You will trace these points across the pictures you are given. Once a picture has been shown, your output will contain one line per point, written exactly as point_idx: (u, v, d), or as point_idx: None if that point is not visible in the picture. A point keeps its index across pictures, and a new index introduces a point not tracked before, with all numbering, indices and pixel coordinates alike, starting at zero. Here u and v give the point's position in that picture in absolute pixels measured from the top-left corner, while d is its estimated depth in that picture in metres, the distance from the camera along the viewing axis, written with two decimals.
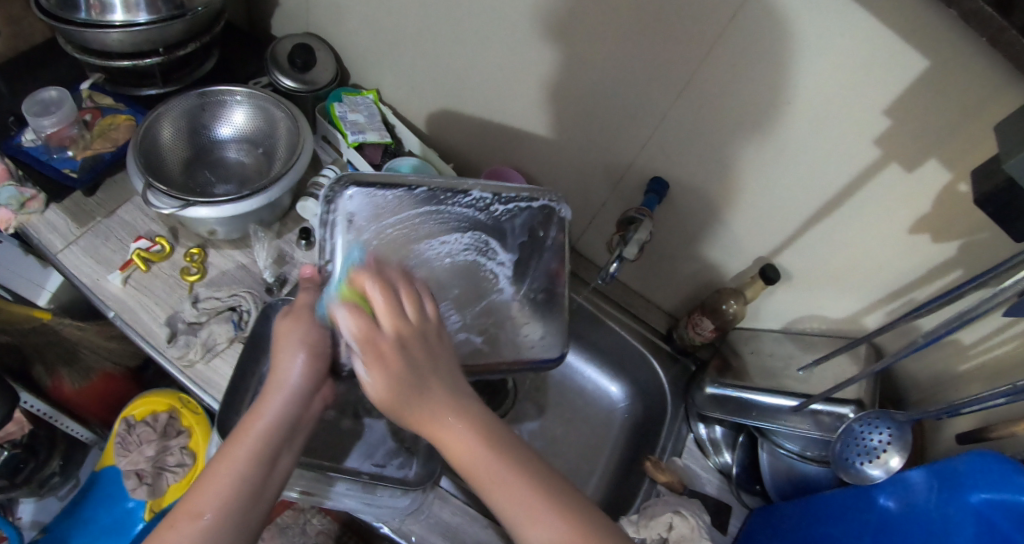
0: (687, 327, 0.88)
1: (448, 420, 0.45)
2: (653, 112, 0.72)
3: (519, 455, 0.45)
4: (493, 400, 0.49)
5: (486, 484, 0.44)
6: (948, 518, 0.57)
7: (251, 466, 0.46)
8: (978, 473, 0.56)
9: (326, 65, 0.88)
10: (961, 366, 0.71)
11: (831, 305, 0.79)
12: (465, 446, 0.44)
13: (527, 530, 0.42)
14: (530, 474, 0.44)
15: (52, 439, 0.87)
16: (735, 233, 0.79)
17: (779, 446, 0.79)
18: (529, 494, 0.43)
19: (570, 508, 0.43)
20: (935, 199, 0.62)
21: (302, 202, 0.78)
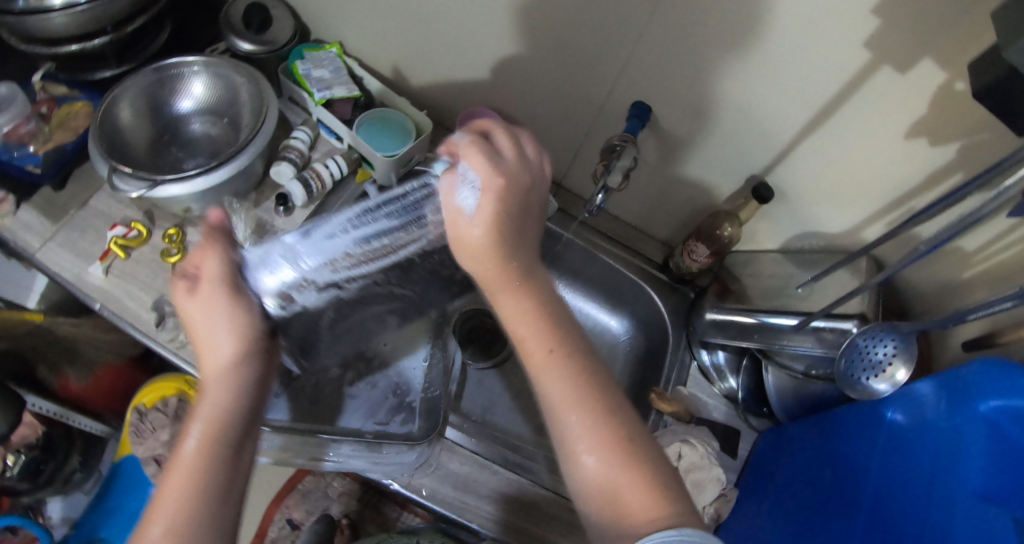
0: (682, 255, 0.86)
1: (510, 293, 0.48)
2: (627, 35, 0.68)
3: (594, 372, 0.47)
4: (536, 287, 0.49)
5: (538, 365, 0.47)
6: (959, 431, 0.56)
7: (204, 465, 0.47)
8: (989, 380, 0.55)
9: (283, 21, 0.84)
10: (966, 272, 0.68)
11: (829, 219, 0.76)
12: (530, 313, 0.47)
13: (564, 415, 0.45)
14: (568, 364, 0.46)
15: (69, 438, 0.86)
16: (725, 154, 0.76)
17: (784, 366, 0.77)
18: (575, 389, 0.45)
19: (606, 400, 0.46)
20: (932, 100, 0.58)
21: (275, 166, 0.78)
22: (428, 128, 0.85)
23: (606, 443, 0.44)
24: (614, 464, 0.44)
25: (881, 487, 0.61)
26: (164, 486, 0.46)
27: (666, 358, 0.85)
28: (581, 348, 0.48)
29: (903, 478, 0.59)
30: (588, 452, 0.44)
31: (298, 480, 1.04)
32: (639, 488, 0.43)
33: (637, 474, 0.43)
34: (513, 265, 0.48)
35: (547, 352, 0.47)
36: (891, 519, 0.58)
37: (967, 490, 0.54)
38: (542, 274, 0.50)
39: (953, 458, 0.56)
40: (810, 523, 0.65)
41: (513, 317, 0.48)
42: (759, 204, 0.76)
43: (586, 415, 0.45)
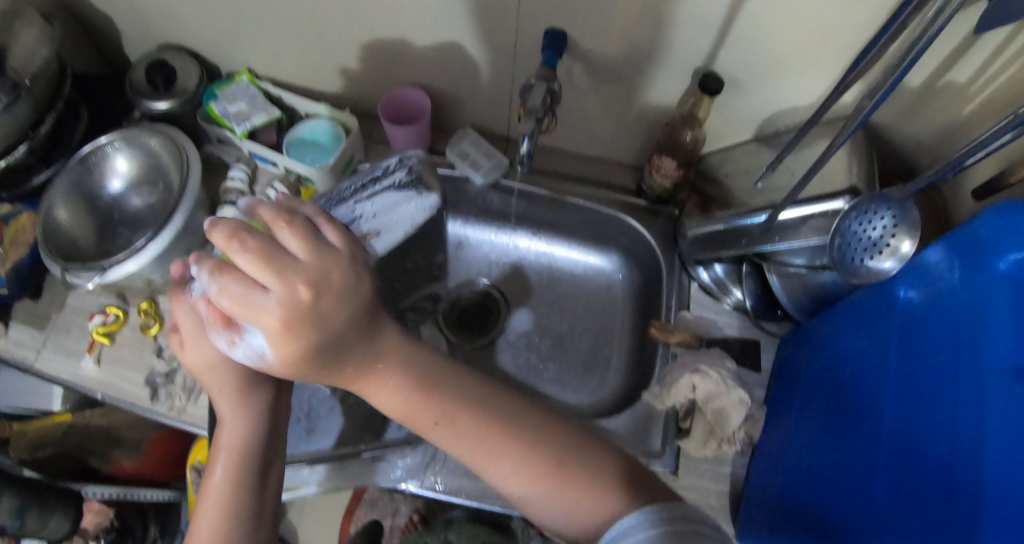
0: (652, 174, 0.78)
1: (379, 380, 0.49)
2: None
3: (471, 392, 0.50)
4: (414, 368, 0.50)
5: (428, 430, 0.49)
6: (978, 297, 0.49)
7: (233, 493, 0.49)
8: (1006, 232, 0.47)
9: (187, 70, 0.82)
10: (965, 109, 0.61)
11: (798, 90, 0.68)
12: (409, 404, 0.49)
13: (490, 467, 0.48)
14: (469, 425, 0.49)
15: (143, 513, 0.94)
16: (659, 55, 0.68)
17: (785, 265, 0.69)
18: (472, 443, 0.49)
19: (521, 444, 0.48)
20: None
21: (220, 213, 0.77)
22: (352, 125, 0.81)
23: (536, 477, 0.48)
24: (547, 492, 0.47)
25: (901, 379, 0.54)
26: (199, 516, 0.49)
27: (663, 286, 0.80)
28: (500, 411, 0.50)
29: (923, 364, 0.52)
30: (524, 487, 0.48)
31: (362, 493, 1.08)
32: (562, 500, 0.47)
33: (571, 495, 0.47)
34: (360, 361, 0.48)
35: (433, 425, 0.49)
36: (913, 407, 0.52)
37: (1000, 368, 0.46)
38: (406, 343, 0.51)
39: (976, 330, 0.48)
40: (833, 431, 0.60)
41: (387, 400, 0.50)
42: (711, 98, 0.68)
43: (505, 461, 0.48)
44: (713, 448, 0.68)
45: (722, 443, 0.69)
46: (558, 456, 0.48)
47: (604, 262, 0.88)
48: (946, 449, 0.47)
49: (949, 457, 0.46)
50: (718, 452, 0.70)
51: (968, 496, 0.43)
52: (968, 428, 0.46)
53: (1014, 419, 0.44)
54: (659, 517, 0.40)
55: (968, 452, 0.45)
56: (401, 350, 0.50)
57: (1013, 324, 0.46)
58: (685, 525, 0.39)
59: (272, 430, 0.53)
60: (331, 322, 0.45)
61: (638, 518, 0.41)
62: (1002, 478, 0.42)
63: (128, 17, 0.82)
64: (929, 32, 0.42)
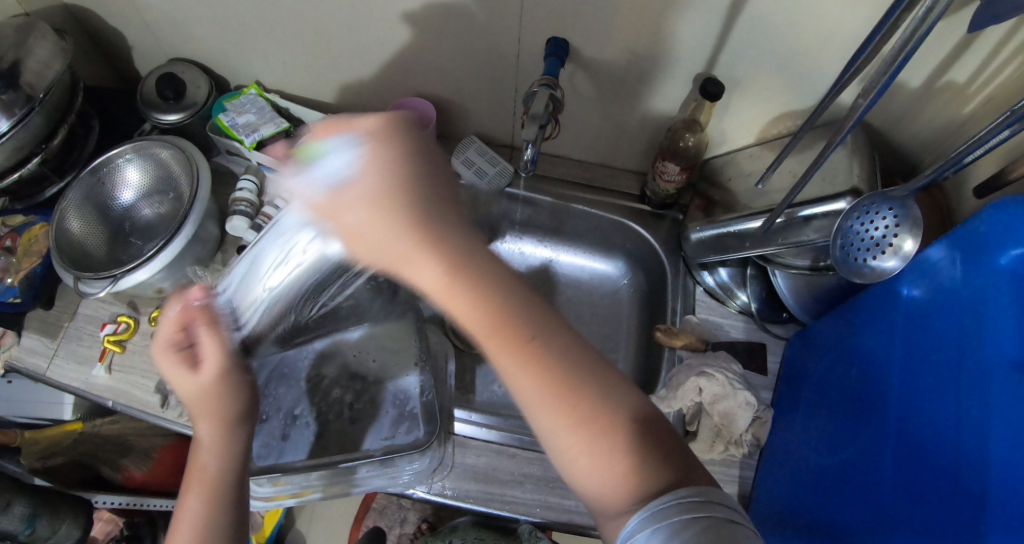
0: (656, 179, 0.78)
1: (423, 260, 0.42)
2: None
3: (532, 315, 0.43)
4: (481, 275, 0.42)
5: (490, 346, 0.42)
6: (979, 293, 0.49)
7: (207, 512, 0.49)
8: (1005, 227, 0.47)
9: (196, 82, 0.83)
10: (966, 108, 0.62)
11: (799, 93, 0.69)
12: (446, 289, 0.41)
13: (538, 411, 0.43)
14: (528, 347, 0.42)
15: (153, 521, 0.95)
16: (660, 60, 0.69)
17: (790, 267, 0.69)
18: (542, 385, 0.42)
19: (587, 399, 0.43)
20: None
21: (229, 223, 0.77)
22: None
23: (589, 440, 0.43)
24: (596, 461, 0.42)
25: (906, 376, 0.54)
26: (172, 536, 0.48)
27: (668, 290, 0.80)
28: (549, 341, 0.43)
29: (927, 360, 0.52)
30: (578, 455, 0.43)
31: (371, 500, 1.08)
32: (617, 461, 0.42)
33: (615, 467, 0.42)
34: (429, 264, 0.41)
35: (510, 337, 0.42)
36: (919, 404, 0.52)
37: (1002, 362, 0.46)
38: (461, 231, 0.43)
39: (978, 325, 0.48)
40: (840, 430, 0.60)
41: (443, 293, 0.42)
42: (712, 102, 0.68)
43: (563, 405, 0.43)
44: (720, 450, 0.68)
45: (729, 445, 0.69)
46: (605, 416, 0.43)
47: (608, 268, 0.89)
48: (951, 444, 0.47)
49: (953, 453, 0.47)
50: (725, 455, 0.70)
51: (974, 491, 0.43)
52: (972, 423, 0.46)
53: (1018, 414, 0.43)
54: (687, 497, 0.38)
55: (974, 447, 0.45)
56: (476, 263, 0.42)
57: (1014, 319, 0.46)
58: (719, 515, 0.37)
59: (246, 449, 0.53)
60: (393, 220, 0.42)
61: (643, 517, 0.39)
62: (1007, 472, 0.42)
63: (139, 33, 0.84)
64: (922, 31, 0.43)
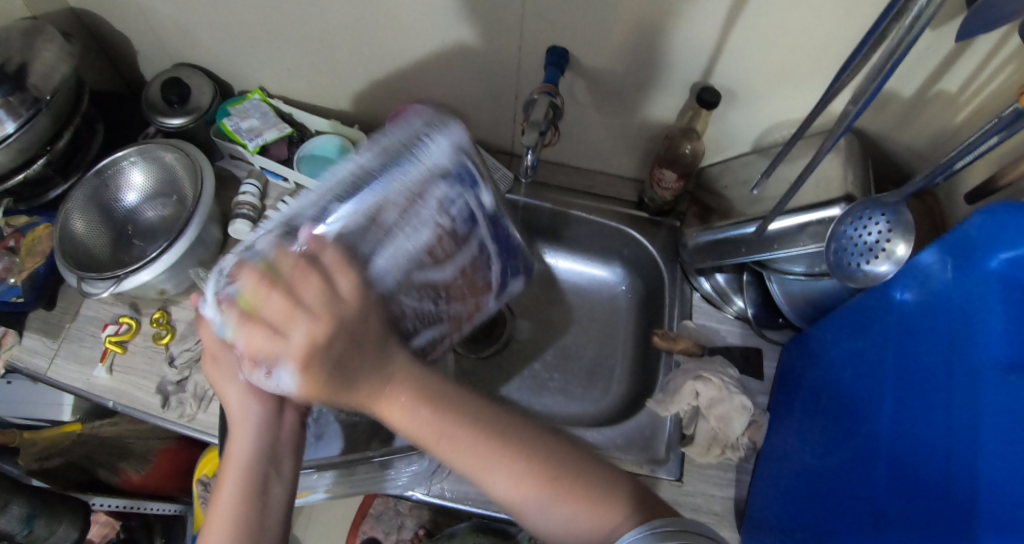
0: (654, 187, 0.79)
1: (394, 404, 0.47)
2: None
3: (471, 414, 0.48)
4: (390, 388, 0.47)
5: (436, 441, 0.47)
6: (971, 296, 0.51)
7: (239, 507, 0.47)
8: (993, 233, 0.49)
9: (201, 86, 0.84)
10: (957, 118, 0.63)
11: (794, 102, 0.70)
12: (431, 431, 0.47)
13: (490, 478, 0.47)
14: (460, 439, 0.47)
15: (148, 524, 0.94)
16: (658, 68, 0.70)
17: (785, 273, 0.71)
18: (478, 453, 0.47)
19: (540, 463, 0.47)
20: None
21: (232, 226, 0.78)
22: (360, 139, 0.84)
23: (534, 489, 0.47)
24: (547, 503, 0.47)
25: (900, 376, 0.55)
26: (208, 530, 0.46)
27: (666, 295, 0.81)
28: (490, 420, 0.48)
29: (921, 360, 0.54)
30: (526, 496, 0.47)
31: (368, 505, 1.07)
32: (566, 509, 0.46)
33: (574, 508, 0.46)
34: (385, 396, 0.47)
35: (434, 436, 0.47)
36: (912, 404, 0.53)
37: (992, 364, 0.47)
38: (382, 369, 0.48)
39: (969, 327, 0.50)
40: (835, 430, 0.61)
41: (406, 428, 0.48)
42: (709, 110, 0.70)
43: (496, 475, 0.47)
44: (717, 453, 0.69)
45: (726, 449, 0.69)
46: (569, 468, 0.47)
47: (603, 274, 0.90)
48: (942, 442, 0.48)
49: (943, 450, 0.48)
50: (722, 459, 0.70)
51: (964, 488, 0.44)
52: (962, 422, 0.47)
53: (1009, 413, 0.45)
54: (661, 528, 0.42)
55: (965, 446, 0.46)
56: (389, 387, 0.47)
57: (1004, 321, 0.48)
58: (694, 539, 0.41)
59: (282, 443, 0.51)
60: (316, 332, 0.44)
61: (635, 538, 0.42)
62: (996, 470, 0.43)
63: (145, 39, 0.85)
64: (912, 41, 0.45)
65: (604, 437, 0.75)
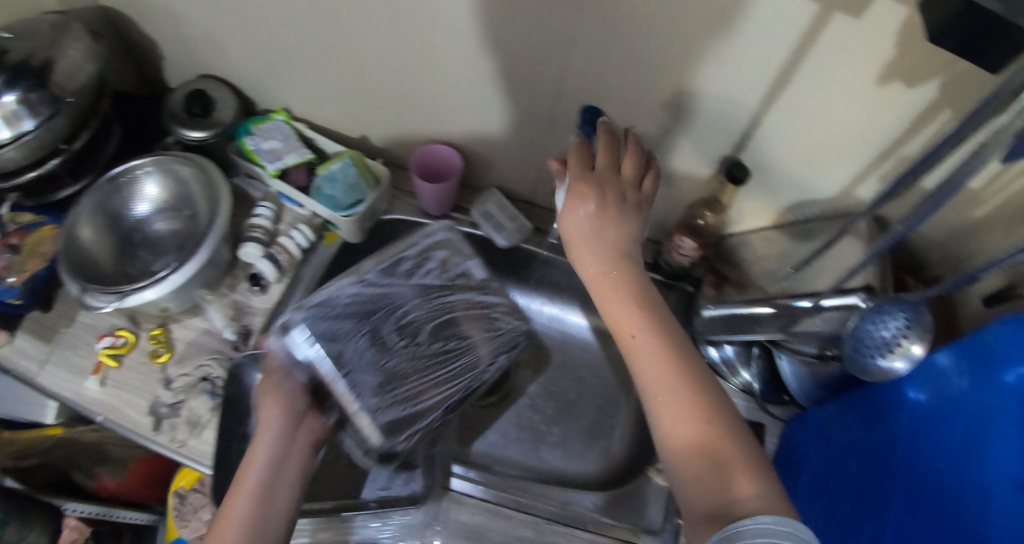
0: (671, 252, 0.79)
1: (646, 340, 0.55)
2: (558, 38, 0.64)
3: (692, 366, 0.53)
4: (675, 338, 0.55)
5: (657, 397, 0.52)
6: (984, 407, 0.52)
7: (258, 498, 0.54)
8: (1013, 346, 0.50)
9: (225, 101, 0.83)
10: (977, 213, 0.63)
11: (819, 184, 0.71)
12: (656, 360, 0.53)
13: (668, 425, 0.50)
14: (676, 394, 0.51)
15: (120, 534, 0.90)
16: (691, 137, 0.71)
17: (796, 353, 0.71)
18: (656, 372, 0.53)
19: (724, 422, 0.50)
20: (898, 38, 0.53)
21: (242, 249, 0.76)
22: (383, 175, 0.81)
23: (687, 416, 0.50)
24: (686, 424, 0.50)
25: (909, 476, 0.57)
26: (232, 507, 0.54)
27: None
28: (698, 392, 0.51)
29: (932, 458, 0.55)
30: (677, 428, 0.50)
31: None
32: (701, 485, 0.47)
33: (696, 426, 0.49)
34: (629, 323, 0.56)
35: (632, 337, 0.55)
36: (926, 507, 0.54)
37: (1005, 480, 0.49)
38: (654, 296, 0.58)
39: (983, 436, 0.51)
40: (841, 519, 0.62)
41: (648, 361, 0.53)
42: (736, 186, 0.70)
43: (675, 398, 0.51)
44: None
45: None
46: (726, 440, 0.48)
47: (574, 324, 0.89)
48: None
49: None
50: None
51: None
52: (975, 530, 0.49)
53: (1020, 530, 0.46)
54: (765, 523, 0.41)
55: None
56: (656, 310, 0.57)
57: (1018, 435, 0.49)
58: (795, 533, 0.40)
59: (283, 461, 0.58)
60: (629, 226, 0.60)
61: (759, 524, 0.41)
62: None
63: (173, 48, 0.84)
64: None
65: (598, 503, 0.69)
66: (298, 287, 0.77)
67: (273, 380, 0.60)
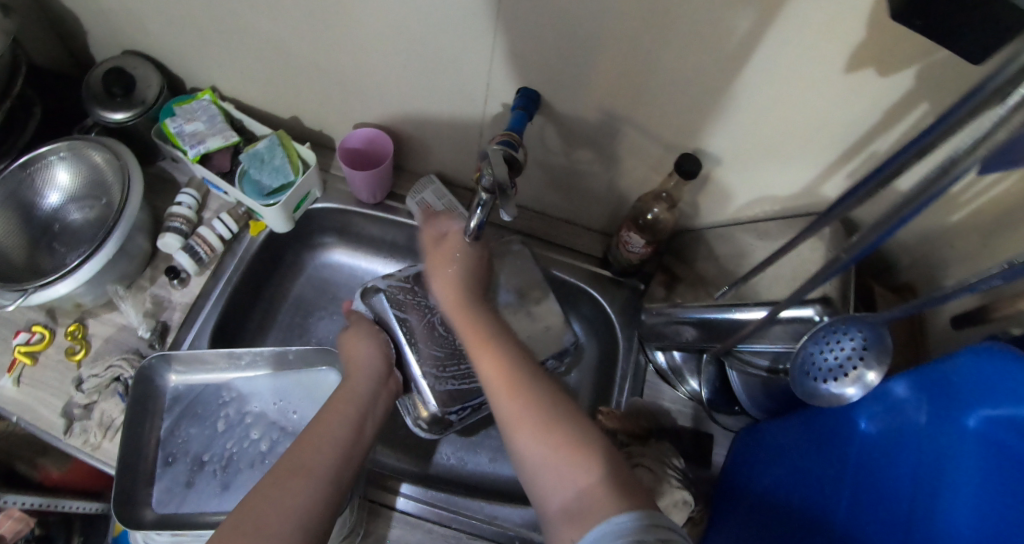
0: (619, 247, 0.73)
1: (489, 351, 0.58)
2: (483, 15, 0.56)
3: (544, 389, 0.55)
4: (503, 344, 0.59)
5: (498, 389, 0.55)
6: (939, 448, 0.45)
7: (350, 429, 0.57)
8: (981, 382, 0.44)
9: (148, 78, 0.76)
10: (954, 216, 0.61)
11: (780, 180, 0.64)
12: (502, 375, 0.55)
13: (499, 401, 0.54)
14: (521, 392, 0.54)
15: (67, 522, 0.90)
16: (640, 126, 0.64)
17: (748, 364, 0.65)
18: (508, 379, 0.55)
19: (574, 426, 0.51)
20: (869, 19, 0.46)
21: (160, 240, 0.72)
22: (310, 159, 0.75)
23: (556, 444, 0.50)
24: (539, 437, 0.51)
25: (851, 516, 0.50)
26: (318, 431, 0.55)
27: (619, 367, 0.76)
28: (538, 393, 0.54)
29: (878, 500, 0.48)
30: (535, 444, 0.51)
31: None
32: (568, 466, 0.49)
33: (552, 443, 0.50)
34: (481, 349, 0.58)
35: (480, 343, 0.59)
36: None
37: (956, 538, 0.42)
38: (506, 334, 0.61)
39: (934, 483, 0.44)
40: None
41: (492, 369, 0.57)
42: (688, 180, 0.63)
43: (521, 400, 0.54)
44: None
45: None
46: (569, 437, 0.50)
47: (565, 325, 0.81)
48: None
49: None
50: None
51: None
52: None
53: None
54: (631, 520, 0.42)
55: None
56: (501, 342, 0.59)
57: (976, 488, 0.42)
58: (661, 523, 0.42)
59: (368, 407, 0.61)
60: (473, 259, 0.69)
61: (625, 521, 0.42)
62: None
63: (82, 17, 0.77)
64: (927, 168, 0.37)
65: (526, 518, 0.65)
66: (221, 281, 0.73)
67: (362, 336, 0.69)
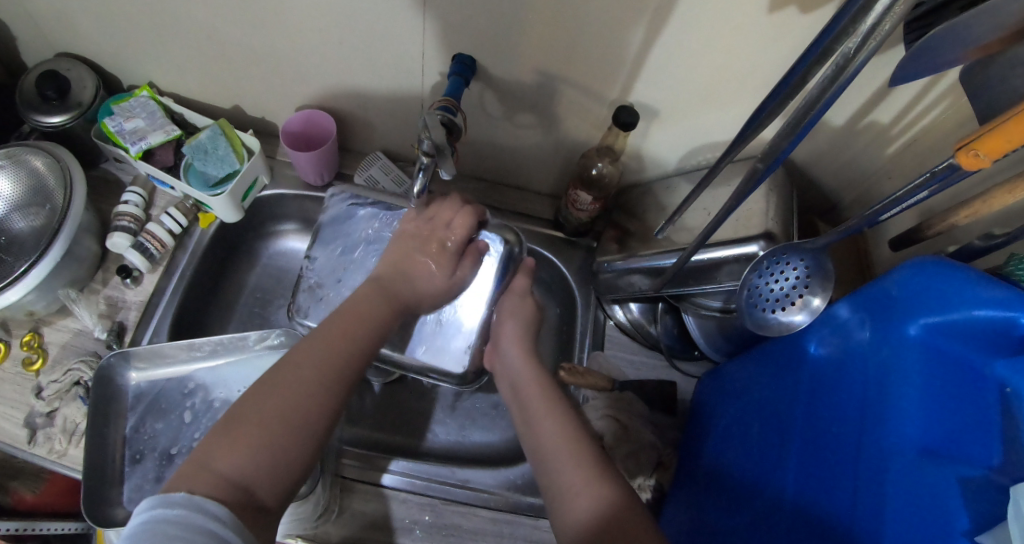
0: (569, 207, 0.75)
1: (553, 407, 0.59)
2: None
3: (559, 409, 0.59)
4: (564, 406, 0.60)
5: (535, 408, 0.60)
6: (886, 360, 0.47)
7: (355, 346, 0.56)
8: (918, 291, 0.45)
9: (82, 79, 0.74)
10: (887, 151, 0.63)
11: (718, 127, 0.66)
12: (558, 418, 0.58)
13: (540, 426, 0.58)
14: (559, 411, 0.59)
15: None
16: (579, 84, 0.64)
17: (700, 307, 0.67)
18: (550, 402, 0.60)
19: (597, 461, 0.53)
20: None
21: (109, 240, 0.71)
22: (255, 146, 0.75)
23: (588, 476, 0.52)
24: (584, 465, 0.53)
25: (806, 440, 0.51)
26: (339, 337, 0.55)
27: (578, 323, 0.78)
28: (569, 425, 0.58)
29: (831, 421, 0.49)
30: (569, 473, 0.53)
31: None
32: (576, 475, 0.52)
33: (581, 470, 0.52)
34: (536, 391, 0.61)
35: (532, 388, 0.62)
36: (824, 475, 0.48)
37: (908, 444, 0.43)
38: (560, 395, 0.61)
39: (884, 395, 0.46)
40: (734, 493, 0.55)
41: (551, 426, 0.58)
42: (628, 132, 0.63)
43: (552, 415, 0.58)
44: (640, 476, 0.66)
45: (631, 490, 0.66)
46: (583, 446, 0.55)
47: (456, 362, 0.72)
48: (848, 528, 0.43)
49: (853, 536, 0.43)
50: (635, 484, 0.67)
51: None
52: (870, 499, 0.43)
53: (917, 504, 0.41)
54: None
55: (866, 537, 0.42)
56: (538, 385, 0.62)
57: (922, 395, 0.44)
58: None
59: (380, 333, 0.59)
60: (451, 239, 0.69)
61: None
62: None
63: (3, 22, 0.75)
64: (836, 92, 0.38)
65: (500, 478, 0.68)
66: (173, 276, 0.73)
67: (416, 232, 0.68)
